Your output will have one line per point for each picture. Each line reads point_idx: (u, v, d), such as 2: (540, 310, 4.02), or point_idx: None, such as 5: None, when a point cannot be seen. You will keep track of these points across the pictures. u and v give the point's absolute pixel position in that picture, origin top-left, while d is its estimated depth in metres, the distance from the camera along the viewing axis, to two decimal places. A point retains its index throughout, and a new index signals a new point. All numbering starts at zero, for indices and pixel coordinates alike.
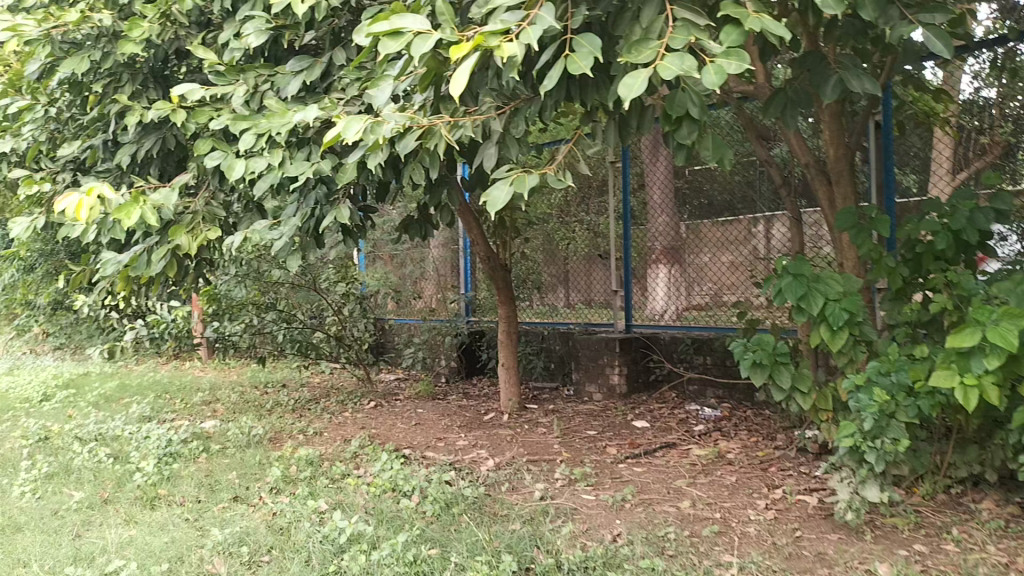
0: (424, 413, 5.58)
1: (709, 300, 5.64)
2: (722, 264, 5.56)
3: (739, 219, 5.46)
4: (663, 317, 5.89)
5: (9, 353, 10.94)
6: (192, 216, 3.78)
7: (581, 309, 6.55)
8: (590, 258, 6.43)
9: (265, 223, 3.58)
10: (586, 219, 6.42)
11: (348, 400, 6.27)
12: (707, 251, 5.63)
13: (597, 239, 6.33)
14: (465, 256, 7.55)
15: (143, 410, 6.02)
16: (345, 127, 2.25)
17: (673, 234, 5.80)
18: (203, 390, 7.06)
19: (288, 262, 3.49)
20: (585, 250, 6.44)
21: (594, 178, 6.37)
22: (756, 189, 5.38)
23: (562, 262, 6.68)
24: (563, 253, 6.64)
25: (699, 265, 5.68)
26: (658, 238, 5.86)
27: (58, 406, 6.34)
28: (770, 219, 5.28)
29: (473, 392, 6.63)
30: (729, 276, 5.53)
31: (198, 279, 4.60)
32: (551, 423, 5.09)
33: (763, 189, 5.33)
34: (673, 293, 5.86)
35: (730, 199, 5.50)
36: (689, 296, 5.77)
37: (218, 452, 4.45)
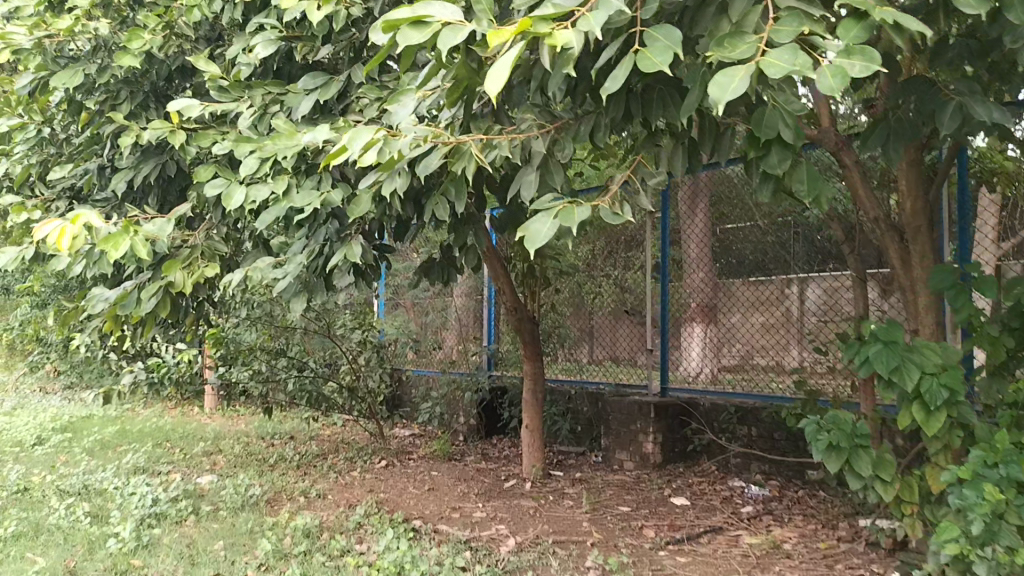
0: (440, 478, 5.10)
1: (748, 364, 5.17)
2: (753, 326, 5.15)
3: (772, 279, 5.02)
4: (698, 380, 5.40)
5: (18, 389, 10.59)
6: (190, 251, 3.40)
7: (609, 366, 6.09)
8: (617, 313, 6.00)
9: (269, 260, 3.18)
10: (614, 273, 6.02)
11: (358, 458, 5.81)
12: (739, 310, 5.21)
13: (624, 293, 5.93)
14: (489, 306, 7.10)
15: (137, 460, 5.60)
16: (352, 138, 1.86)
17: (709, 291, 5.35)
18: (206, 439, 6.64)
19: (293, 305, 3.10)
20: (613, 305, 6.03)
21: (622, 231, 5.98)
22: (791, 250, 4.94)
23: (589, 316, 6.24)
24: (589, 308, 6.22)
25: (734, 325, 5.22)
26: (693, 294, 5.40)
27: (50, 451, 5.94)
28: (806, 279, 4.86)
29: (493, 453, 6.15)
30: (764, 339, 5.10)
31: (199, 320, 4.21)
32: (579, 495, 4.58)
33: (799, 249, 4.90)
34: (709, 354, 5.39)
35: (762, 258, 5.08)
36: (724, 359, 5.29)
37: (208, 515, 4.00)
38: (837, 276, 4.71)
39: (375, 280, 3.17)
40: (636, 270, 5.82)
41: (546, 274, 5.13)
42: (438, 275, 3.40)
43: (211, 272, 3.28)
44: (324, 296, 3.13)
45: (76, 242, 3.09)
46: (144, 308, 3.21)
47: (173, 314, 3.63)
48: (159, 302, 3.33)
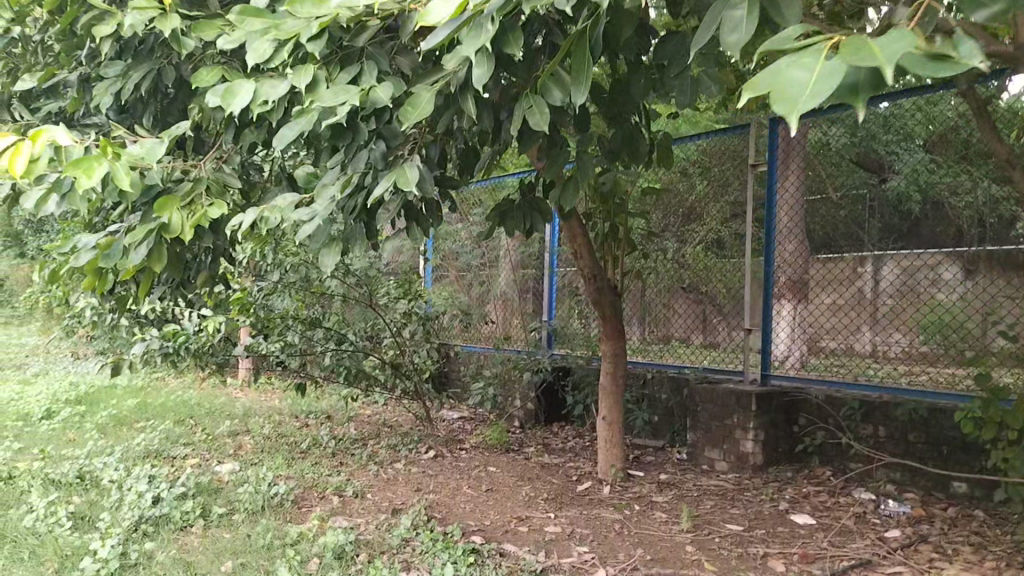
0: (500, 474, 4.27)
1: (858, 349, 4.34)
2: (825, 306, 4.51)
3: (844, 258, 4.48)
4: (787, 365, 4.62)
5: (48, 355, 9.99)
6: (193, 184, 2.60)
7: (687, 348, 5.25)
8: (671, 290, 5.30)
9: (293, 198, 2.36)
10: (670, 246, 5.30)
11: (403, 444, 5.01)
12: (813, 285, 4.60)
13: (681, 269, 5.22)
14: (550, 275, 6.16)
15: (150, 442, 4.87)
16: None
17: (799, 265, 4.62)
18: (233, 417, 5.91)
19: (322, 260, 2.27)
20: (667, 282, 5.30)
21: (681, 200, 5.27)
22: (864, 226, 4.48)
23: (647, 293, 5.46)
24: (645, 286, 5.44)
25: (824, 305, 4.51)
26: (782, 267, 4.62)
27: (57, 426, 5.25)
28: (882, 256, 4.28)
29: (557, 445, 5.33)
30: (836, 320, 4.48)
31: (212, 279, 3.42)
32: (673, 507, 3.75)
33: (873, 225, 4.42)
34: (799, 332, 4.60)
35: (830, 233, 4.60)
36: (819, 337, 4.54)
37: (220, 523, 3.23)
38: (913, 254, 4.17)
39: (438, 222, 2.29)
40: (696, 246, 5.13)
41: (632, 237, 4.23)
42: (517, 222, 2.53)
43: (224, 210, 2.46)
44: (365, 246, 2.31)
45: (34, 167, 2.31)
46: (131, 260, 2.42)
47: (171, 270, 2.83)
48: (154, 250, 2.54)
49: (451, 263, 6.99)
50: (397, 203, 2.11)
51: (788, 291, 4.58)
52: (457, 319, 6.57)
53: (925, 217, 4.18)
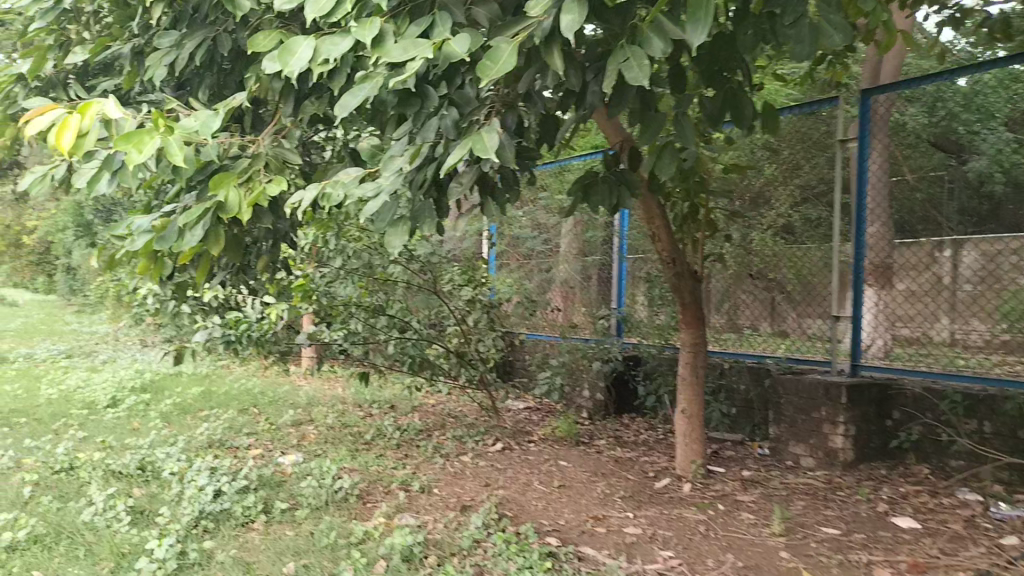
0: (571, 469, 4.05)
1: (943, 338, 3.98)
2: (898, 294, 4.16)
3: (920, 242, 4.10)
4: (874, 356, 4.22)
5: (119, 344, 10.11)
6: (251, 160, 2.43)
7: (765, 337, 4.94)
8: (737, 275, 5.12)
9: (357, 172, 2.17)
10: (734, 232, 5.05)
11: (469, 436, 4.83)
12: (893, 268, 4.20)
13: (748, 256, 5.00)
14: (620, 263, 5.92)
15: (213, 431, 4.78)
16: None
17: (884, 249, 4.21)
18: (296, 407, 5.80)
19: (389, 239, 2.06)
20: (732, 267, 5.13)
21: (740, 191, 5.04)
22: (943, 207, 4.18)
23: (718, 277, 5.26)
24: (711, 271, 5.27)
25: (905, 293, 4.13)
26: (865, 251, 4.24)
27: (122, 415, 5.21)
28: (962, 240, 3.99)
29: (629, 438, 5.08)
30: (909, 308, 4.13)
31: (274, 265, 3.27)
32: (761, 508, 3.48)
33: (956, 201, 4.15)
34: (880, 324, 4.23)
35: (906, 215, 4.21)
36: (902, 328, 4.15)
37: (283, 519, 3.07)
38: (996, 237, 3.89)
39: (514, 198, 2.07)
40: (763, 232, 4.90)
41: (712, 218, 3.95)
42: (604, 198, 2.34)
43: (284, 187, 2.28)
44: (434, 223, 2.10)
45: (83, 142, 2.16)
46: (187, 243, 2.26)
47: (230, 253, 2.67)
48: (211, 232, 2.38)
49: (516, 249, 6.77)
50: (470, 179, 1.91)
51: (873, 277, 4.23)
52: (522, 307, 6.35)
53: (1006, 200, 3.93)
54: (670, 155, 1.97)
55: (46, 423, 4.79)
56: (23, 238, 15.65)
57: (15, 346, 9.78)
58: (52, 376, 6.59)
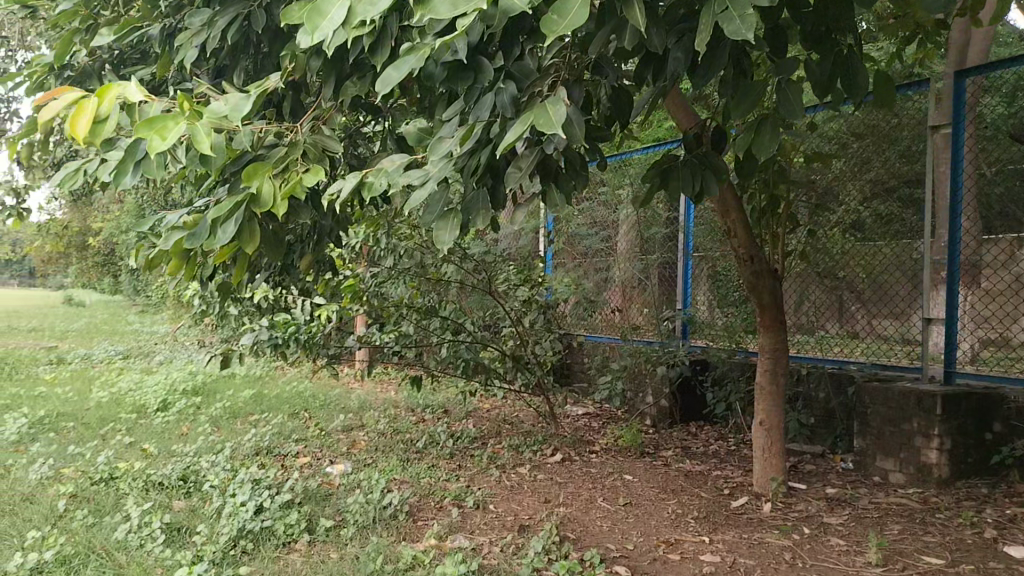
0: (637, 484, 3.74)
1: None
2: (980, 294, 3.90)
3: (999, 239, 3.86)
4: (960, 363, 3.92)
5: (176, 344, 10.10)
6: (288, 148, 2.18)
7: (848, 340, 4.61)
8: (805, 275, 4.84)
9: (401, 159, 1.91)
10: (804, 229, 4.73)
11: (527, 444, 4.56)
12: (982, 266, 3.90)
13: (818, 253, 4.71)
14: (686, 261, 5.60)
15: (262, 438, 4.60)
16: None
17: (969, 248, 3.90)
18: (347, 411, 5.60)
19: (438, 235, 1.80)
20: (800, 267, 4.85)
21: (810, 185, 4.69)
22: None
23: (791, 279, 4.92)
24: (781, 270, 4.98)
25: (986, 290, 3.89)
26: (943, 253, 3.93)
27: (171, 419, 5.07)
28: None
29: (697, 449, 4.75)
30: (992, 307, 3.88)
31: (319, 265, 3.05)
32: (853, 533, 3.13)
33: None
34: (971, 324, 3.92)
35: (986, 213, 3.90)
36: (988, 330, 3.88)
37: (327, 540, 2.83)
38: None
39: (579, 184, 1.78)
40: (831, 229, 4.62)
41: (794, 211, 3.60)
42: (684, 183, 2.09)
43: (323, 176, 2.02)
44: (489, 216, 1.82)
45: (103, 129, 1.95)
46: (217, 241, 2.03)
47: (268, 252, 2.44)
48: (245, 227, 2.15)
49: (574, 248, 6.48)
50: (531, 163, 1.64)
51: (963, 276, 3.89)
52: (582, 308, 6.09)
53: None
54: (771, 128, 1.64)
55: (93, 428, 4.67)
56: (88, 239, 15.89)
57: (76, 347, 9.84)
58: (105, 378, 6.51)
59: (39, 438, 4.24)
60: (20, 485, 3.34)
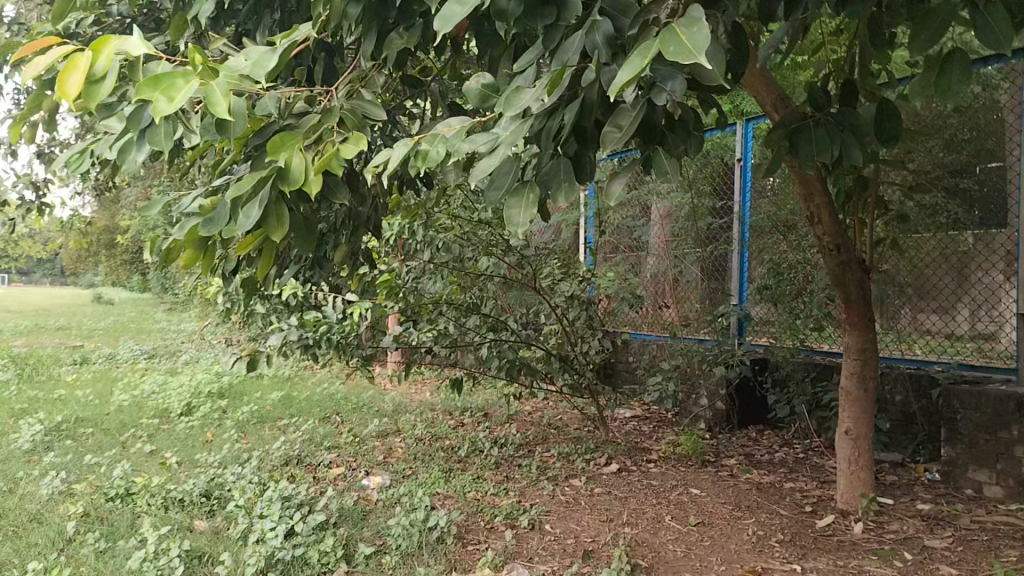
0: (707, 500, 3.35)
1: None
2: None
3: None
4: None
5: (204, 343, 9.86)
6: (322, 116, 1.84)
7: (920, 339, 4.17)
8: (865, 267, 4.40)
9: (460, 122, 1.54)
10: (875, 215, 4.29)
11: (577, 452, 4.20)
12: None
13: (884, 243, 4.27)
14: (740, 251, 5.20)
15: (291, 445, 4.29)
16: None
17: None
18: (381, 415, 5.27)
19: (509, 216, 1.44)
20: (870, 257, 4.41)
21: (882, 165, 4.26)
22: None
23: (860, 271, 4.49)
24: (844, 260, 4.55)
25: None
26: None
27: (196, 424, 4.77)
28: None
29: (761, 458, 4.36)
30: None
31: (355, 257, 2.71)
32: (964, 562, 2.72)
33: None
34: None
35: None
36: None
37: (366, 571, 2.49)
38: None
39: (691, 150, 1.38)
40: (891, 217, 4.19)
41: (882, 193, 3.20)
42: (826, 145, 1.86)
43: (365, 147, 1.67)
44: (572, 190, 1.44)
45: (100, 91, 1.62)
46: (239, 227, 1.69)
47: (300, 240, 2.09)
48: (274, 211, 1.81)
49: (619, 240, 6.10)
50: (636, 119, 1.27)
51: None
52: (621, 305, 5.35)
53: None
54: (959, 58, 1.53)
55: (113, 435, 4.38)
56: (116, 238, 15.73)
57: (102, 347, 9.61)
58: (129, 379, 6.24)
59: (53, 447, 3.94)
60: (29, 502, 3.04)
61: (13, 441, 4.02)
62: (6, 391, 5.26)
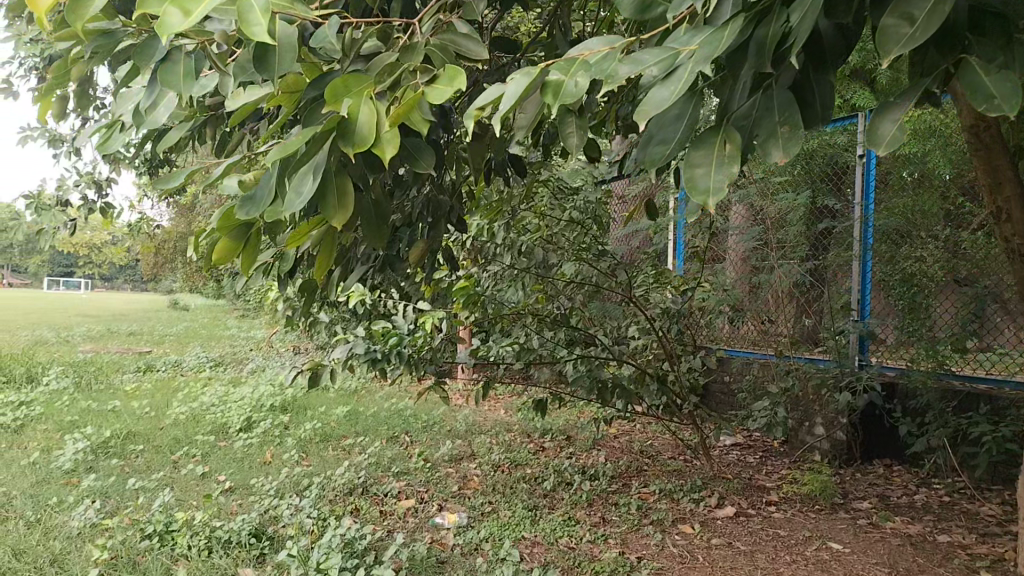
0: (854, 560, 2.75)
1: None
2: None
3: None
4: None
5: (270, 351, 9.57)
6: (398, 53, 1.33)
7: None
8: None
9: (605, 42, 1.02)
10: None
11: (680, 487, 3.63)
12: None
13: None
14: (862, 259, 4.51)
15: (356, 470, 3.83)
16: None
17: None
18: (454, 436, 4.77)
19: (695, 184, 0.92)
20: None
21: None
22: None
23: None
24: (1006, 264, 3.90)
25: None
26: None
27: (254, 442, 4.35)
28: None
29: (900, 502, 3.71)
30: None
31: (436, 256, 2.22)
32: None
33: None
34: None
35: None
36: None
37: None
38: None
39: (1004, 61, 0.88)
40: None
41: None
42: None
43: (462, 88, 1.15)
44: (792, 141, 0.91)
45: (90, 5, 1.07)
46: (287, 206, 1.23)
47: (366, 228, 1.59)
48: (338, 182, 1.33)
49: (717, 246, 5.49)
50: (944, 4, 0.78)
51: None
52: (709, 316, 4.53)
53: None
54: None
55: (164, 453, 3.99)
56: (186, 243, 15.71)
57: (167, 353, 9.37)
58: (188, 390, 5.88)
59: (96, 468, 3.54)
60: (55, 539, 2.62)
61: (54, 460, 3.64)
62: (58, 401, 4.93)
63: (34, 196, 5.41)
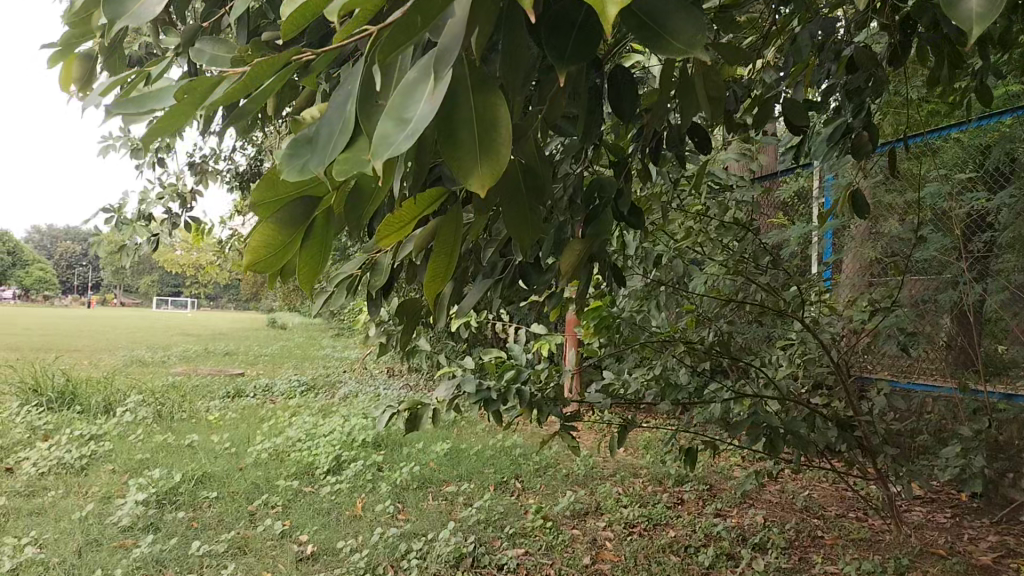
0: None
1: None
2: None
3: None
4: None
5: (363, 373, 9.08)
6: None
7: None
8: None
9: None
10: None
11: (881, 568, 2.80)
12: None
13: None
14: None
15: (463, 531, 3.15)
16: None
17: None
18: (573, 482, 4.04)
19: None
20: None
21: None
22: None
23: None
24: None
25: None
26: None
27: (341, 489, 3.72)
28: None
29: None
30: None
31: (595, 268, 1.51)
32: None
33: None
34: None
35: None
36: None
37: None
38: None
39: None
40: None
41: None
42: None
43: None
44: None
45: None
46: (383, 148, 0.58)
47: (508, 208, 0.89)
48: (479, 99, 0.64)
49: None
50: None
51: None
52: (888, 342, 3.57)
53: None
54: None
55: (238, 503, 3.40)
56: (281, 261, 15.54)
57: (259, 376, 8.97)
58: (274, 421, 5.33)
59: (156, 526, 2.97)
60: None
61: (111, 515, 3.09)
62: (132, 435, 4.44)
63: (114, 212, 4.99)
